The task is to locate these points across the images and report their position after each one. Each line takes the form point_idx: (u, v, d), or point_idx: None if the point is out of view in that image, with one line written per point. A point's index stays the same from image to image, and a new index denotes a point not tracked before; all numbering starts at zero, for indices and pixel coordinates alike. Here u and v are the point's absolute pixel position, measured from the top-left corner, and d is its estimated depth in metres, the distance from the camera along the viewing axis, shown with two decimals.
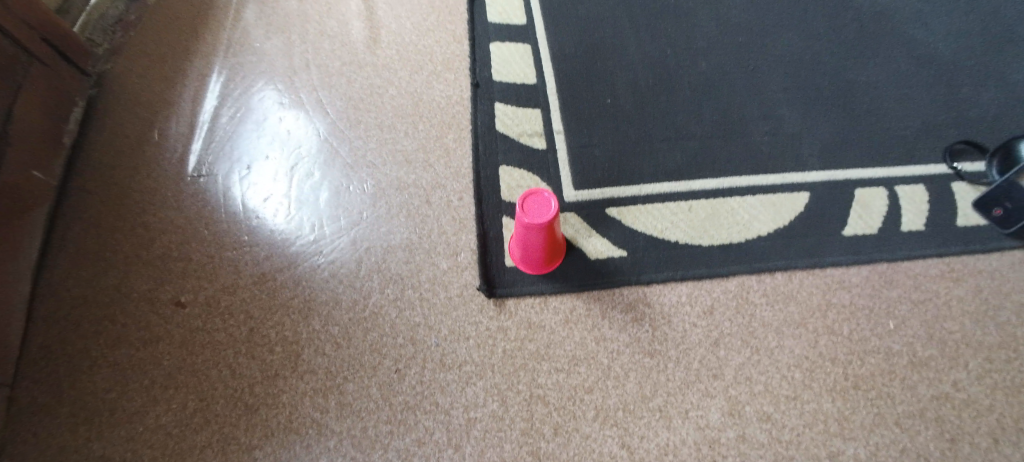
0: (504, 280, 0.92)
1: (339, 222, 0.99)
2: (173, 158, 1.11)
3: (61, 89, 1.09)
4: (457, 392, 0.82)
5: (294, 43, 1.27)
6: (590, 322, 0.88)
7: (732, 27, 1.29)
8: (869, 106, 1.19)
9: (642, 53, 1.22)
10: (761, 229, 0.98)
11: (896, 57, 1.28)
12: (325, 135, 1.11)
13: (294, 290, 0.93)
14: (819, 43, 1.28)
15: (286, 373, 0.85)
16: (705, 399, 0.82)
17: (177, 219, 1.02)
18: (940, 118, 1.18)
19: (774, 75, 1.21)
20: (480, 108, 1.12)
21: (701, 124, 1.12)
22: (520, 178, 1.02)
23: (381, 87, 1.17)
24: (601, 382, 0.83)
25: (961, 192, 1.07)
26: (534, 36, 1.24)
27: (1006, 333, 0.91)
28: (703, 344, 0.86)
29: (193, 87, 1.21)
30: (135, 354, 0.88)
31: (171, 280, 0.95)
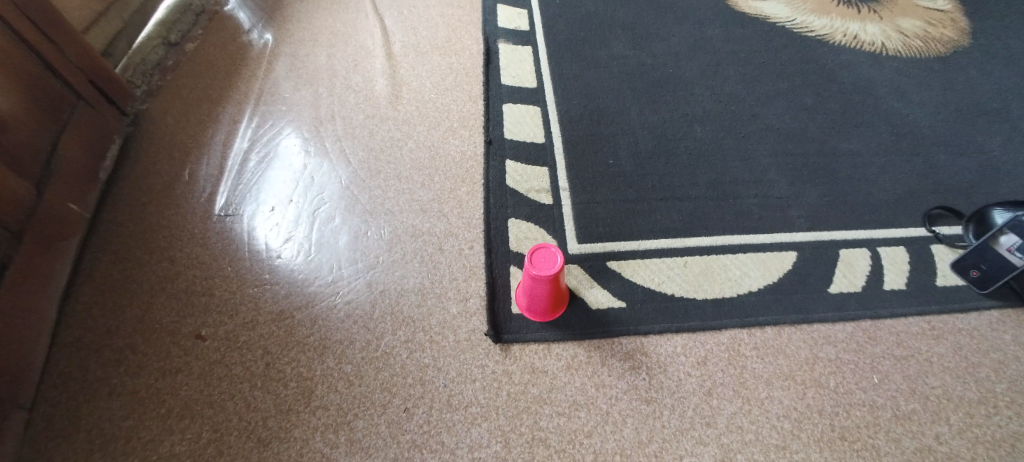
0: (510, 326, 0.97)
1: (356, 265, 1.06)
2: (201, 197, 1.17)
3: (103, 128, 1.18)
4: (462, 431, 0.86)
5: (322, 95, 1.38)
6: (590, 369, 0.92)
7: (726, 98, 1.40)
8: (854, 172, 1.28)
9: (642, 118, 1.33)
10: (752, 285, 1.05)
11: (878, 127, 1.38)
12: (347, 183, 1.19)
13: (310, 328, 0.98)
14: (806, 114, 1.39)
15: (299, 408, 0.89)
16: (699, 446, 0.85)
17: (203, 255, 1.08)
18: (920, 185, 1.27)
19: (764, 142, 1.31)
20: (491, 164, 1.21)
21: (696, 185, 1.21)
22: (527, 231, 1.10)
23: (400, 140, 1.27)
24: (600, 427, 0.86)
25: (940, 254, 1.15)
26: (543, 99, 1.35)
27: (984, 390, 0.96)
28: (697, 393, 0.91)
29: (225, 131, 1.30)
30: (154, 384, 0.92)
31: (194, 313, 1.00)
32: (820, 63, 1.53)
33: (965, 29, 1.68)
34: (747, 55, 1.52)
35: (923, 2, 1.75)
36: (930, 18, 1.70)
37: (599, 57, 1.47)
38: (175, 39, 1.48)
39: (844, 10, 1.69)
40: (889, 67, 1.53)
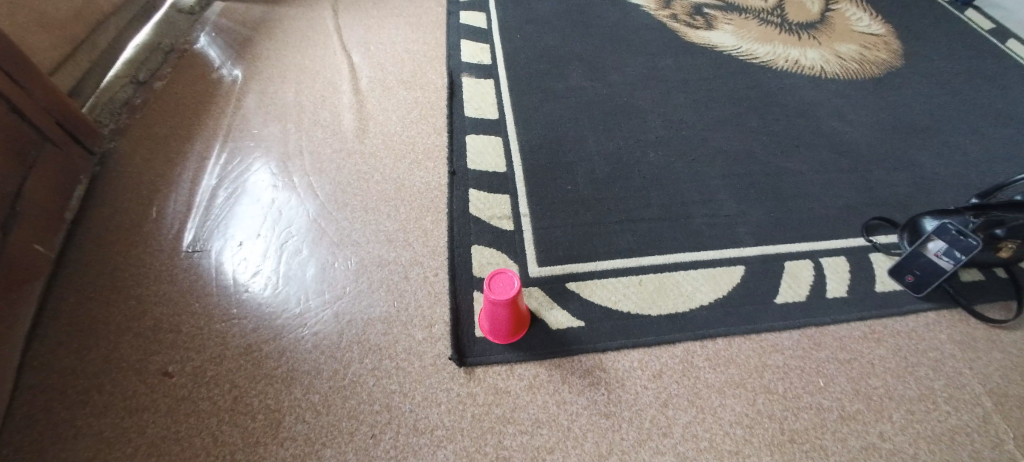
0: (474, 349, 1.00)
1: (324, 296, 1.08)
2: (168, 234, 1.19)
3: (69, 169, 1.19)
4: (429, 455, 0.88)
5: (290, 130, 1.42)
6: (551, 387, 0.96)
7: (677, 123, 1.49)
8: (797, 189, 1.37)
9: (599, 145, 1.40)
10: (703, 299, 1.11)
11: (818, 146, 1.48)
12: (314, 216, 1.22)
13: (277, 360, 1.00)
14: (752, 136, 1.48)
15: (266, 440, 0.90)
16: (657, 456, 0.89)
17: (170, 292, 1.09)
18: (858, 199, 1.36)
19: (714, 164, 1.39)
20: (456, 193, 1.25)
21: (650, 206, 1.27)
22: (489, 256, 1.14)
23: (368, 173, 1.31)
24: (562, 442, 0.90)
25: (878, 262, 1.23)
26: (505, 130, 1.41)
27: (923, 388, 1.03)
28: (654, 405, 0.95)
29: (193, 168, 1.32)
30: (119, 423, 0.92)
31: (161, 350, 1.01)
32: (764, 88, 1.63)
33: (896, 52, 1.82)
34: (696, 82, 1.62)
35: (859, 28, 1.89)
36: (864, 42, 1.83)
37: (558, 88, 1.55)
38: (144, 78, 1.52)
39: (786, 38, 1.82)
40: (828, 90, 1.65)
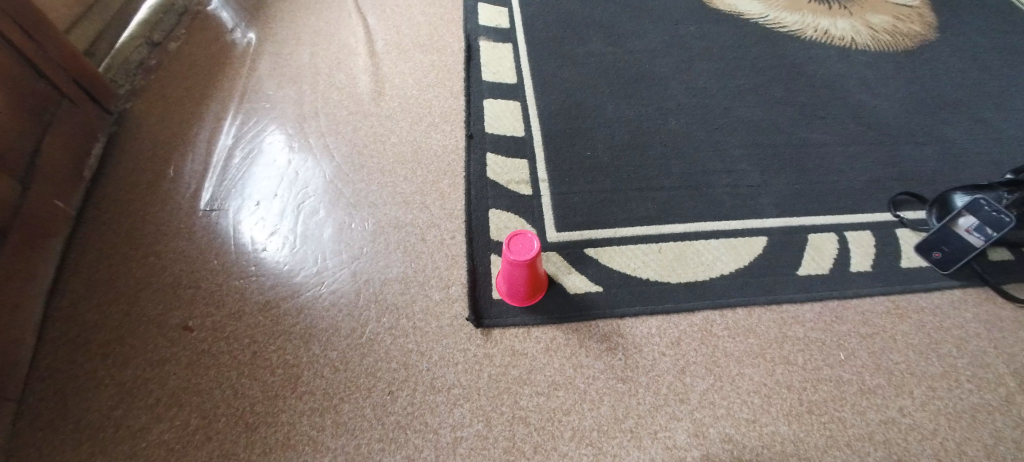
0: (491, 311, 1.00)
1: (341, 256, 1.08)
2: (186, 193, 1.18)
3: (86, 127, 1.18)
4: (445, 413, 0.90)
5: (305, 93, 1.40)
6: (568, 351, 0.96)
7: (700, 92, 1.44)
8: (823, 162, 1.32)
9: (619, 112, 1.37)
10: (724, 269, 1.09)
11: (846, 118, 1.43)
12: (331, 177, 1.21)
13: (295, 317, 1.00)
14: (778, 106, 1.43)
15: (285, 394, 0.91)
16: (673, 421, 0.89)
17: (189, 249, 1.10)
18: (886, 173, 1.32)
19: (737, 134, 1.35)
20: (473, 157, 1.23)
21: (671, 175, 1.25)
22: (506, 220, 1.13)
23: (383, 135, 1.29)
24: (578, 405, 0.90)
25: (904, 238, 1.20)
26: (523, 95, 1.38)
27: (947, 365, 1.01)
28: (671, 371, 0.95)
29: (210, 128, 1.31)
30: (141, 374, 0.93)
31: (180, 305, 1.01)
32: (792, 58, 1.58)
33: (932, 24, 1.74)
34: (721, 51, 1.57)
35: None
36: (898, 13, 1.75)
37: (577, 54, 1.51)
38: (158, 39, 1.49)
39: (816, 7, 1.75)
40: (858, 61, 1.59)
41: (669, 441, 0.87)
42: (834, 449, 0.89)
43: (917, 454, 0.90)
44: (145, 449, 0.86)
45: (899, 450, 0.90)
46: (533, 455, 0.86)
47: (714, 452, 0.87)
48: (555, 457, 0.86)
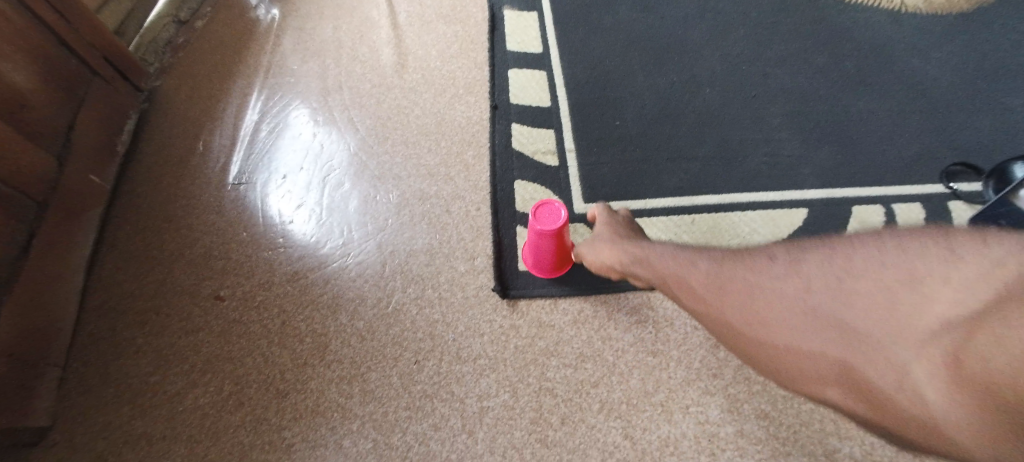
0: (517, 282, 0.99)
1: (366, 228, 1.08)
2: (216, 168, 1.20)
3: (117, 104, 1.20)
4: (471, 382, 0.89)
5: (329, 67, 1.38)
6: (596, 323, 0.94)
7: (736, 58, 1.37)
8: (869, 131, 1.25)
9: (649, 81, 1.32)
10: (761, 242, 1.05)
11: (894, 85, 1.34)
12: (355, 150, 1.21)
13: (322, 288, 1.01)
14: (819, 72, 1.35)
15: (314, 362, 0.92)
16: (705, 396, 0.87)
17: (219, 221, 1.11)
18: (938, 142, 1.23)
19: (775, 102, 1.29)
20: (498, 128, 1.21)
21: (704, 144, 1.20)
22: (533, 192, 1.11)
23: (407, 107, 1.27)
24: (607, 377, 0.89)
25: (957, 211, 1.12)
26: (549, 64, 1.34)
27: None
28: (704, 345, 0.92)
29: (236, 104, 1.31)
30: (177, 342, 0.95)
31: (212, 276, 1.03)
32: (835, 22, 1.48)
33: None
34: (758, 15, 1.48)
35: None
36: None
37: (605, 22, 1.45)
38: (185, 17, 1.49)
39: None
40: (909, 23, 1.48)
41: (701, 416, 0.86)
42: None
43: None
44: (182, 414, 0.89)
45: None
46: (561, 426, 0.85)
47: (749, 428, 0.85)
48: (583, 429, 0.85)
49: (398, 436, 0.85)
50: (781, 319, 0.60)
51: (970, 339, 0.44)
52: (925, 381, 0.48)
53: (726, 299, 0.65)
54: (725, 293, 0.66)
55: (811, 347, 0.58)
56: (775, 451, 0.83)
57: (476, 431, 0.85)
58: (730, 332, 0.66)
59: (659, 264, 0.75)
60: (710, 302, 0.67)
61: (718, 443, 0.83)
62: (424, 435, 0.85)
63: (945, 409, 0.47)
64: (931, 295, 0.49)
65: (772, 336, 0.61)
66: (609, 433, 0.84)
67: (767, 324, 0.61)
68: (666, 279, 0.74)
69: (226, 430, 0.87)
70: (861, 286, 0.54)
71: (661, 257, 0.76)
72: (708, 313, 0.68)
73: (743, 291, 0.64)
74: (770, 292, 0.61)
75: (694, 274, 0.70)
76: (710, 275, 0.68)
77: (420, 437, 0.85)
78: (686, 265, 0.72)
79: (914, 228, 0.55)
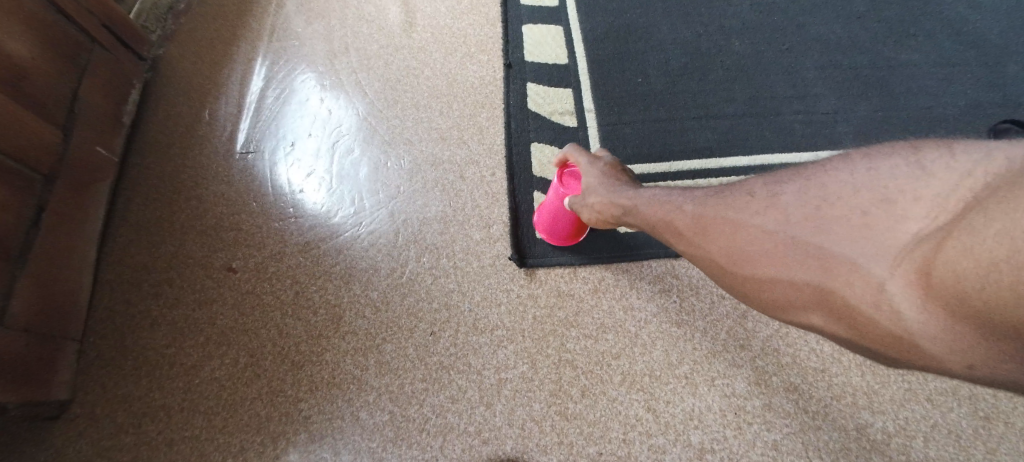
0: (535, 250, 0.95)
1: (378, 196, 1.04)
2: (223, 136, 1.16)
3: (121, 74, 1.13)
4: (489, 354, 0.87)
5: (334, 28, 1.31)
6: (618, 292, 0.91)
7: (769, 7, 1.26)
8: (913, 85, 1.15)
9: (674, 34, 1.23)
10: None
11: (946, 34, 1.22)
12: (364, 115, 1.16)
13: (335, 258, 0.98)
14: (861, 21, 1.24)
15: (329, 334, 0.91)
16: (732, 368, 0.84)
17: (228, 191, 1.08)
18: (991, 97, 1.13)
19: (811, 55, 1.19)
20: (513, 88, 1.15)
21: (733, 101, 1.13)
22: (551, 155, 1.05)
23: (417, 68, 1.21)
24: (629, 348, 0.86)
25: None
26: (566, 18, 1.25)
27: None
28: (731, 316, 0.88)
29: (241, 70, 1.25)
30: (191, 315, 0.95)
31: (223, 247, 1.01)
32: None
33: None
34: None
35: None
36: None
37: None
38: None
39: None
40: None
41: (727, 389, 0.82)
42: (913, 403, 0.81)
43: (1011, 413, 0.80)
44: (199, 386, 0.88)
45: (988, 407, 0.80)
46: (581, 399, 0.83)
47: (777, 401, 0.81)
48: (604, 401, 0.83)
49: (415, 408, 0.84)
50: (762, 250, 0.59)
51: (939, 250, 0.44)
52: (901, 299, 0.47)
53: (708, 234, 0.64)
54: (707, 228, 0.64)
55: (788, 273, 0.56)
56: (803, 425, 0.80)
57: (494, 404, 0.84)
58: (716, 265, 0.65)
59: (639, 203, 0.73)
60: (695, 237, 0.65)
61: (744, 417, 0.80)
62: (441, 408, 0.84)
63: (920, 322, 0.46)
64: (906, 213, 0.50)
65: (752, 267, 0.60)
66: (631, 405, 0.82)
67: (748, 255, 0.60)
68: (647, 218, 0.73)
69: (244, 401, 0.87)
70: (837, 210, 0.54)
71: (643, 196, 0.74)
72: (693, 247, 0.67)
73: (722, 224, 0.63)
74: (746, 223, 0.60)
75: (675, 211, 0.68)
76: (687, 211, 0.67)
77: (438, 409, 0.84)
78: (663, 205, 0.70)
79: (879, 148, 0.56)
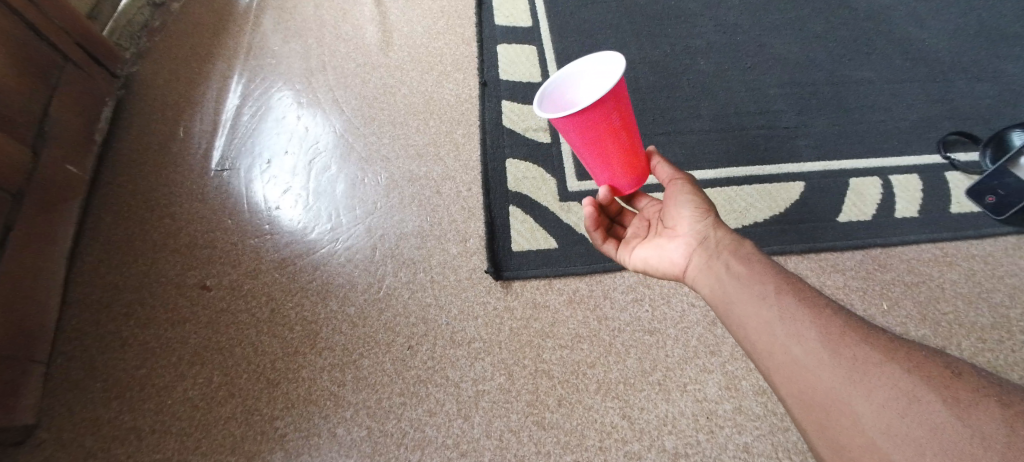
0: (511, 263, 0.97)
1: (355, 212, 1.05)
2: (197, 154, 1.15)
3: (94, 91, 1.12)
4: (466, 366, 0.88)
5: (311, 46, 1.32)
6: (592, 302, 0.93)
7: (731, 28, 1.33)
8: (867, 100, 1.22)
9: (643, 53, 1.28)
10: (757, 216, 1.05)
11: (895, 52, 1.29)
12: (341, 132, 1.17)
13: (312, 274, 0.98)
14: (818, 41, 1.31)
15: (305, 350, 0.91)
16: (703, 374, 0.86)
17: (202, 209, 1.07)
18: (939, 110, 1.20)
19: (772, 73, 1.25)
20: (488, 106, 1.17)
21: (700, 117, 1.17)
22: (526, 170, 1.08)
23: (393, 86, 1.23)
24: (604, 357, 0.88)
25: (955, 182, 1.10)
26: (539, 38, 1.29)
27: (998, 315, 0.95)
28: (701, 323, 0.91)
29: (216, 88, 1.25)
30: (163, 334, 0.93)
31: (197, 266, 1.00)
32: None
33: None
34: None
35: None
36: None
37: None
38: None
39: None
40: None
41: (699, 394, 0.85)
42: None
43: None
44: (172, 406, 0.87)
45: None
46: (557, 408, 0.84)
47: (747, 405, 0.84)
48: (580, 410, 0.84)
49: (393, 423, 0.84)
50: (865, 396, 0.49)
51: None
52: None
53: (829, 346, 0.53)
54: (833, 341, 0.54)
55: (879, 435, 0.47)
56: (773, 427, 0.82)
57: (472, 416, 0.84)
58: (784, 369, 0.55)
59: (752, 278, 0.62)
60: (808, 338, 0.55)
61: (716, 421, 0.83)
62: (419, 421, 0.84)
63: None
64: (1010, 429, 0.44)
65: (842, 397, 0.50)
66: (606, 413, 0.84)
67: (845, 388, 0.51)
68: (743, 296, 0.61)
69: (217, 421, 0.85)
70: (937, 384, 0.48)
71: (758, 273, 0.62)
72: (780, 342, 0.56)
73: (856, 351, 0.52)
74: (885, 370, 0.50)
75: (803, 310, 0.57)
76: (828, 317, 0.56)
77: (416, 423, 0.84)
78: (788, 296, 0.59)
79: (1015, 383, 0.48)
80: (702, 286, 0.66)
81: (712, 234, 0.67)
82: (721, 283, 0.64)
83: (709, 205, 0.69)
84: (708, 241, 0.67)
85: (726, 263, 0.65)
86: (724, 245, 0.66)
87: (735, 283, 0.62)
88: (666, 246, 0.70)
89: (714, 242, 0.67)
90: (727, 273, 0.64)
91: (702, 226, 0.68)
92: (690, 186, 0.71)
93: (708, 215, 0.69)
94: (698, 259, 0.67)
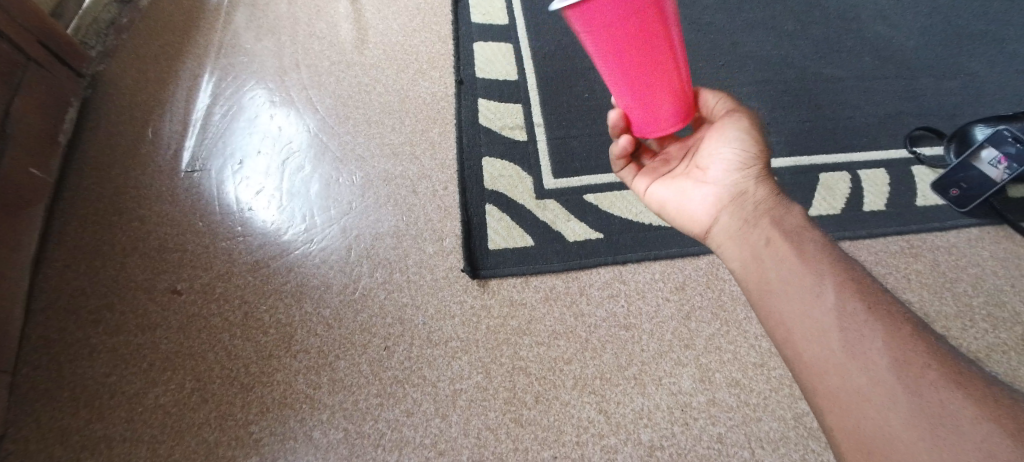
0: (487, 262, 0.97)
1: (329, 213, 1.04)
2: (167, 155, 1.13)
3: (57, 92, 1.09)
4: (443, 366, 0.88)
5: (284, 44, 1.30)
6: (568, 299, 0.94)
7: (705, 26, 1.34)
8: (836, 97, 1.24)
9: None
10: None
11: (863, 50, 1.33)
12: (315, 131, 1.15)
13: (286, 276, 0.97)
14: (788, 39, 1.33)
15: (280, 353, 0.90)
16: (678, 367, 0.88)
17: (173, 212, 1.05)
18: (904, 107, 1.24)
19: (744, 70, 1.27)
20: (464, 105, 1.17)
21: None
22: (502, 169, 1.08)
23: (369, 85, 1.22)
24: (580, 353, 0.89)
25: (921, 176, 1.13)
26: (515, 36, 1.29)
27: (961, 304, 0.99)
28: (675, 317, 0.92)
29: (186, 87, 1.23)
30: (134, 339, 0.91)
31: (168, 269, 0.98)
32: None
33: None
34: None
35: None
36: None
37: None
38: None
39: None
40: None
41: (674, 387, 0.86)
42: None
43: None
44: (143, 413, 0.85)
45: None
46: (534, 405, 0.85)
47: (720, 397, 0.85)
48: (557, 406, 0.85)
49: (370, 424, 0.84)
50: (939, 454, 0.40)
51: None
52: None
53: (902, 380, 0.44)
54: (908, 374, 0.45)
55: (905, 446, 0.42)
56: (746, 418, 0.84)
57: (449, 415, 0.84)
58: (811, 354, 0.50)
59: (801, 260, 0.54)
60: (876, 365, 0.46)
61: (690, 413, 0.84)
62: (396, 422, 0.84)
63: None
64: None
65: (907, 445, 0.42)
66: (582, 409, 0.84)
67: (917, 435, 0.42)
68: (792, 288, 0.54)
69: (190, 428, 0.84)
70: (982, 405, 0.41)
71: (809, 251, 0.55)
72: (811, 323, 0.51)
73: (928, 389, 0.43)
74: (974, 426, 0.40)
75: (873, 329, 0.48)
76: (905, 342, 0.47)
77: (393, 423, 0.84)
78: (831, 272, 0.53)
79: None
80: (732, 250, 0.61)
81: (750, 197, 0.61)
82: (758, 254, 0.58)
83: (755, 156, 0.62)
84: (744, 203, 0.61)
85: (764, 236, 0.58)
86: (762, 213, 0.60)
87: (767, 254, 0.57)
88: (690, 192, 0.65)
89: (748, 206, 0.61)
90: (764, 246, 0.58)
91: (740, 184, 0.62)
92: (746, 125, 0.64)
93: (749, 173, 0.62)
94: (727, 218, 0.62)
